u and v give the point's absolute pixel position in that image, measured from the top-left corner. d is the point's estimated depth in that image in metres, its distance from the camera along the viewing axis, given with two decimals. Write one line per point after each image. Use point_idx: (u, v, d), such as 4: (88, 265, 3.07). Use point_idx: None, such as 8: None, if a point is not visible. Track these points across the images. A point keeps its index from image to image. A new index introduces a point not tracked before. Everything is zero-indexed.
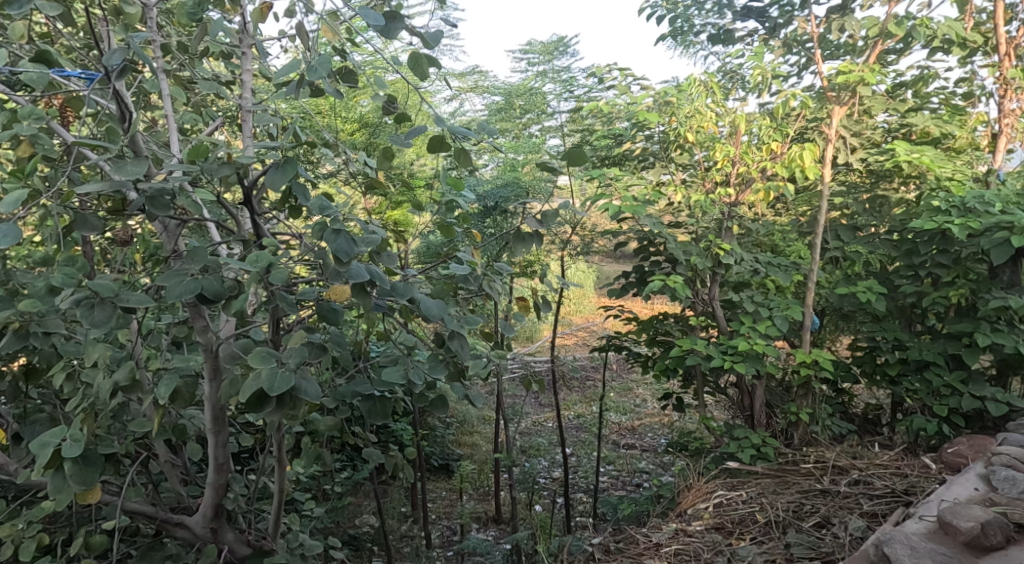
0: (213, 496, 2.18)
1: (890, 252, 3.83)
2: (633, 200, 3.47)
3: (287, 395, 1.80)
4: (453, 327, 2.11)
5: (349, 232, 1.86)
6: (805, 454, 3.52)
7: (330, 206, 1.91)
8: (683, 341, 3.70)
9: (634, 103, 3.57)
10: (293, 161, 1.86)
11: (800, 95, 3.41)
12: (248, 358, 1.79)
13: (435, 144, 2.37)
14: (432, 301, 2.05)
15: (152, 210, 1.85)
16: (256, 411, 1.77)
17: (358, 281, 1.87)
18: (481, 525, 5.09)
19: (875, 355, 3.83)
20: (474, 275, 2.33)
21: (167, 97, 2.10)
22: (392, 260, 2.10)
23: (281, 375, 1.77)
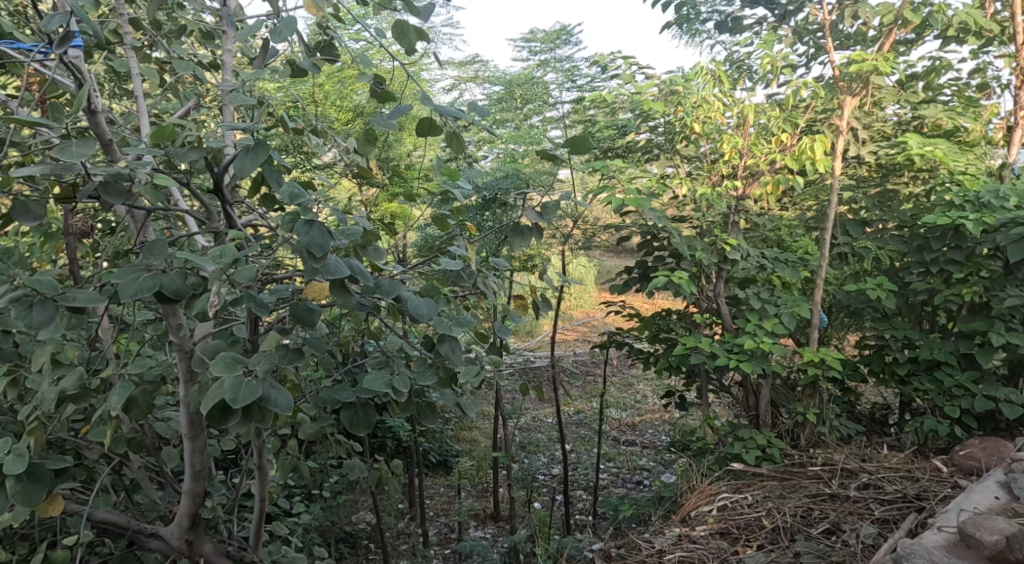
0: (190, 506, 2.06)
1: (900, 248, 3.73)
2: (636, 193, 3.36)
3: (255, 407, 1.71)
4: (443, 329, 2.01)
5: (324, 225, 1.76)
6: (813, 456, 3.42)
7: (302, 193, 1.81)
8: (687, 339, 3.60)
9: (639, 93, 3.45)
10: (263, 145, 1.74)
11: (811, 84, 3.30)
12: (210, 367, 1.69)
13: (424, 128, 2.26)
14: (421, 299, 1.96)
15: (106, 197, 1.74)
16: (220, 424, 1.67)
17: (338, 276, 1.79)
18: (479, 523, 5.00)
19: (884, 354, 3.72)
20: (469, 271, 2.23)
21: (137, 79, 2.01)
22: (377, 255, 2.08)
23: (249, 385, 1.67)
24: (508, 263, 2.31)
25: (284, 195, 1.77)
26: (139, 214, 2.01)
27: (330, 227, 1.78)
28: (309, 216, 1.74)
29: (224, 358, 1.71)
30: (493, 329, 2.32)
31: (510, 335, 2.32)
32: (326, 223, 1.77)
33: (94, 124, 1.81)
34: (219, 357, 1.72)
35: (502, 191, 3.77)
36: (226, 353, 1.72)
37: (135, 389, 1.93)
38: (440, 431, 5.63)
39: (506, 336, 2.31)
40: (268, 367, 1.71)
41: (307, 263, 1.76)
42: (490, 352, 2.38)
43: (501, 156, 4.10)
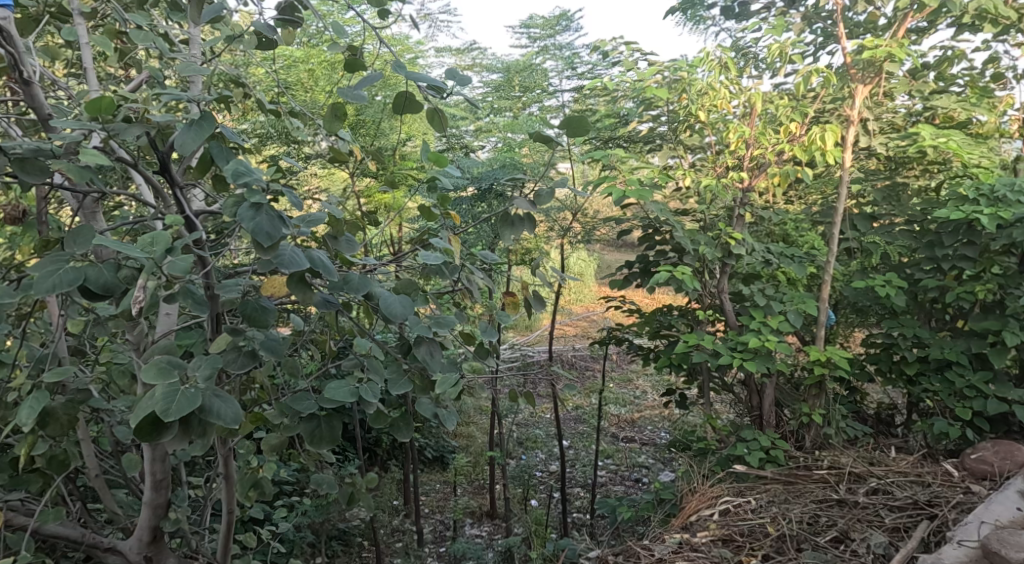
0: (151, 518, 1.96)
1: (910, 244, 3.61)
2: (638, 184, 3.24)
3: (195, 418, 1.62)
4: (418, 332, 1.93)
5: (273, 210, 1.68)
6: (818, 458, 3.30)
7: (246, 172, 1.69)
8: (689, 336, 3.48)
9: (641, 80, 3.31)
10: (208, 118, 1.68)
11: (823, 71, 3.17)
12: (139, 375, 1.61)
13: (402, 105, 2.13)
14: (394, 297, 1.88)
15: (21, 173, 1.69)
16: (152, 440, 1.58)
17: (296, 268, 1.72)
18: (474, 520, 4.88)
19: (892, 353, 3.60)
20: (454, 264, 2.11)
21: (85, 47, 1.95)
22: (350, 247, 2.00)
23: (184, 395, 1.59)
24: (497, 256, 2.18)
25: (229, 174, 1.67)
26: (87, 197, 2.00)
27: (282, 214, 1.70)
28: (255, 199, 1.65)
29: (157, 364, 1.63)
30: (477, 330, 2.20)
31: (496, 336, 2.20)
32: (278, 210, 1.69)
33: (28, 95, 1.77)
34: (151, 364, 1.64)
35: (500, 181, 3.64)
36: (160, 358, 1.65)
37: (54, 402, 1.83)
38: (436, 426, 5.51)
39: (492, 337, 2.19)
40: (207, 374, 1.65)
41: (256, 252, 1.67)
42: (480, 350, 2.26)
43: (498, 146, 4.01)
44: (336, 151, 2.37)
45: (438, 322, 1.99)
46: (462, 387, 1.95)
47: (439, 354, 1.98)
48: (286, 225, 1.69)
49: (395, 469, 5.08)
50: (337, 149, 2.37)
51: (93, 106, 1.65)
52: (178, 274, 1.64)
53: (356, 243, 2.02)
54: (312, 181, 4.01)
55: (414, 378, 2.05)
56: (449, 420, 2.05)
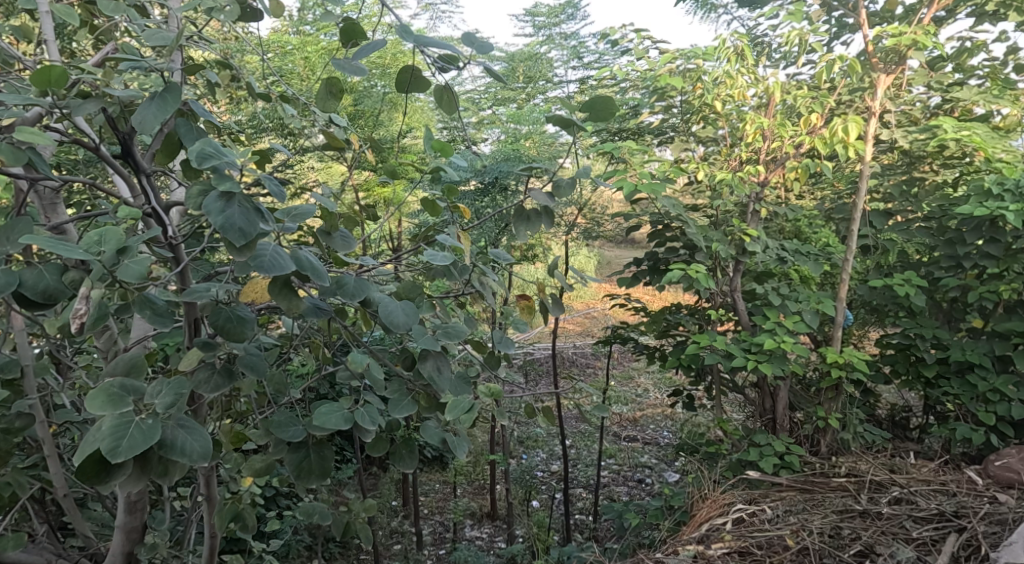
0: (124, 543, 1.88)
1: (929, 241, 3.47)
2: (649, 178, 3.11)
3: (154, 454, 1.52)
4: (423, 344, 1.79)
5: (246, 201, 1.54)
6: (834, 465, 3.17)
7: (217, 156, 1.55)
8: (701, 337, 3.35)
9: (653, 68, 3.17)
10: (173, 91, 1.57)
11: (846, 58, 3.01)
12: (87, 405, 1.50)
13: (407, 81, 1.96)
14: (394, 305, 1.76)
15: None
16: (102, 481, 1.47)
17: (280, 273, 1.59)
18: (474, 522, 4.74)
19: (909, 354, 3.47)
20: (460, 265, 1.97)
21: (45, 16, 1.81)
22: (345, 245, 1.86)
23: (139, 429, 1.48)
24: (511, 255, 2.05)
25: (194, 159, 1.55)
26: (47, 189, 1.88)
27: (258, 206, 1.56)
28: (225, 188, 1.52)
29: (108, 392, 1.52)
30: (493, 340, 2.06)
31: (516, 347, 2.06)
32: (254, 203, 1.56)
33: None
34: (102, 391, 1.53)
35: (503, 173, 3.49)
36: (112, 383, 1.54)
37: None
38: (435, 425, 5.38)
39: (511, 348, 2.05)
40: (168, 403, 1.54)
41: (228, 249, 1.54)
42: (486, 356, 2.12)
43: (501, 138, 3.87)
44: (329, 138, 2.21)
45: (450, 332, 1.85)
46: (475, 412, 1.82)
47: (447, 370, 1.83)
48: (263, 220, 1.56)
49: (393, 470, 4.95)
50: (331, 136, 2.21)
51: (39, 78, 1.53)
52: (130, 280, 1.56)
53: (355, 240, 1.88)
54: (308, 174, 3.88)
55: (420, 400, 1.91)
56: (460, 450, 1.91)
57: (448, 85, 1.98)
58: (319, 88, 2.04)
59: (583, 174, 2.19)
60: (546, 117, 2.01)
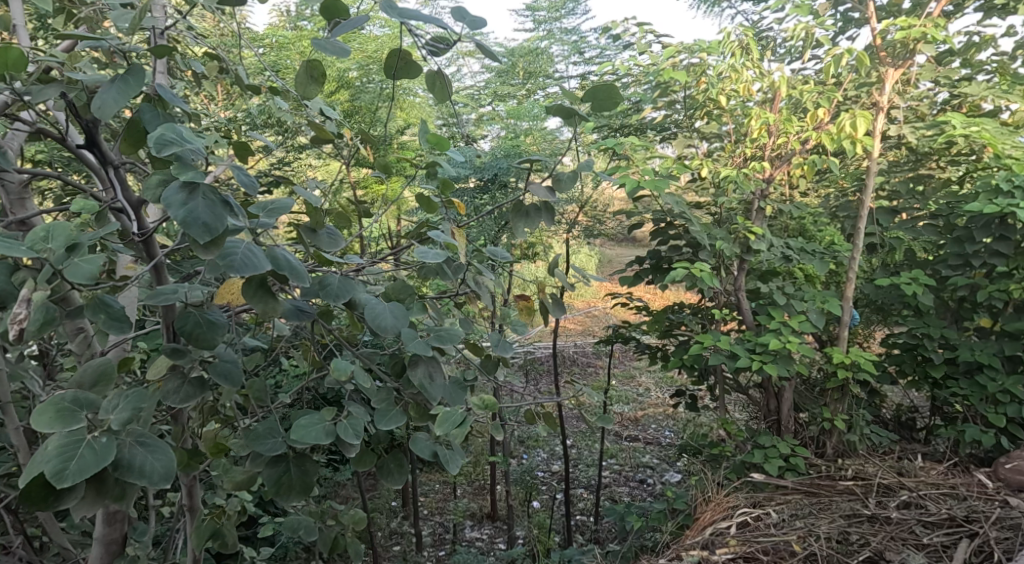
0: (102, 555, 1.84)
1: (936, 239, 3.41)
2: (652, 175, 3.04)
3: (110, 476, 1.48)
4: (413, 348, 1.74)
5: (211, 193, 1.48)
6: (841, 467, 3.10)
7: (178, 145, 1.49)
8: (704, 337, 3.28)
9: (656, 63, 3.11)
10: (135, 74, 1.53)
11: (854, 51, 2.95)
12: (34, 423, 1.45)
13: (396, 65, 1.91)
14: (382, 305, 1.70)
15: None
16: (52, 506, 1.43)
17: (256, 272, 1.53)
18: (473, 523, 4.68)
19: (916, 354, 3.40)
20: (455, 263, 1.91)
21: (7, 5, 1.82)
22: (330, 245, 1.80)
23: (90, 449, 1.44)
24: (510, 253, 2.00)
25: (154, 145, 1.49)
26: (12, 182, 1.84)
27: (225, 199, 1.50)
28: (188, 178, 1.46)
29: (58, 407, 1.48)
30: (491, 345, 1.99)
31: (513, 351, 1.99)
32: (221, 196, 1.49)
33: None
34: (53, 405, 1.48)
35: (504, 170, 3.42)
36: (63, 398, 1.50)
37: None
38: None
39: (508, 353, 1.98)
40: (124, 420, 1.49)
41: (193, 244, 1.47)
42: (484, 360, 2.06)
43: (501, 135, 3.78)
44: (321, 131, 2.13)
45: (445, 337, 1.82)
46: (468, 424, 1.79)
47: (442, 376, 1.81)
48: (231, 213, 1.49)
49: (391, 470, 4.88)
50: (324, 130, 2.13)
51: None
52: (80, 281, 1.58)
53: (343, 240, 1.84)
54: (305, 172, 3.82)
55: (410, 411, 1.86)
56: (454, 464, 1.85)
57: (438, 69, 1.95)
58: (298, 72, 1.96)
59: (584, 169, 2.13)
60: (546, 108, 1.95)
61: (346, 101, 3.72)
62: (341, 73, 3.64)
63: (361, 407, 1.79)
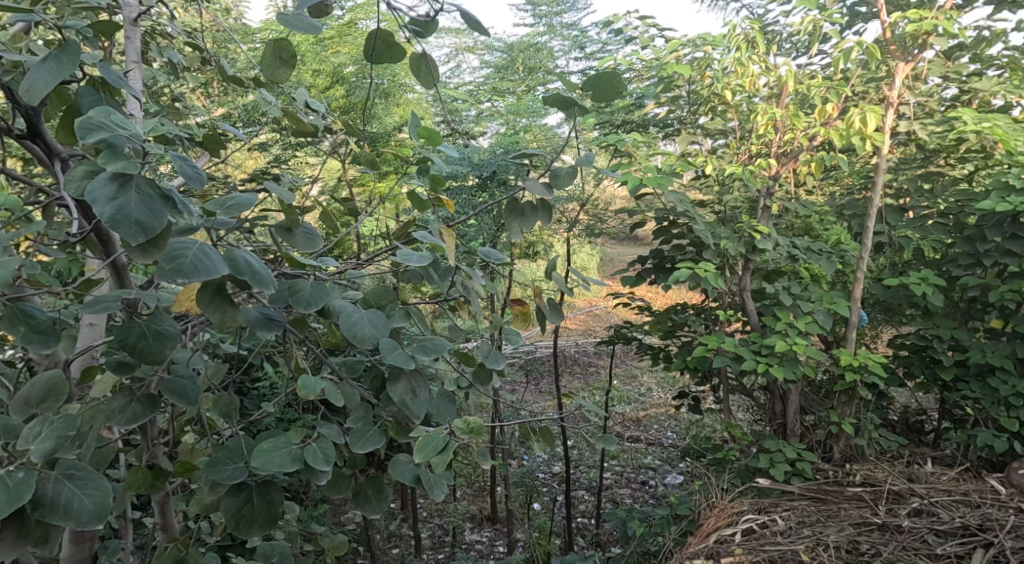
0: None
1: (946, 238, 3.32)
2: (656, 172, 2.96)
3: (32, 518, 1.49)
4: (392, 360, 1.64)
5: (144, 186, 1.41)
6: (849, 472, 3.02)
7: (111, 134, 1.43)
8: (708, 339, 3.20)
9: (659, 57, 3.03)
10: (70, 50, 1.51)
11: (863, 44, 2.86)
12: None
13: (377, 50, 1.81)
14: (355, 313, 1.62)
15: None
16: None
17: (210, 276, 1.45)
18: (473, 526, 4.61)
19: (926, 356, 3.32)
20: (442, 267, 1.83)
21: None
22: (307, 242, 1.76)
23: (7, 487, 1.42)
24: (504, 254, 1.91)
25: (80, 131, 1.43)
26: None
27: (161, 192, 1.43)
28: (118, 169, 1.39)
29: None
30: (481, 356, 1.90)
31: (504, 364, 1.91)
32: (159, 190, 1.43)
33: None
34: None
35: (503, 167, 3.33)
36: None
37: None
38: None
39: (498, 365, 1.89)
40: (46, 452, 1.46)
41: (130, 249, 1.44)
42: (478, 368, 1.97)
43: (501, 131, 3.70)
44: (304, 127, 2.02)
45: (429, 348, 1.73)
46: (448, 451, 1.71)
47: (426, 392, 1.73)
48: (170, 208, 1.43)
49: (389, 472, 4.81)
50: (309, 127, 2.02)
51: None
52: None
53: (321, 241, 1.79)
54: (300, 169, 3.74)
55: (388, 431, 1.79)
56: (436, 490, 1.77)
57: (422, 51, 1.86)
58: (267, 49, 1.77)
59: (583, 164, 2.05)
60: (543, 99, 1.85)
61: (342, 97, 3.65)
62: (337, 68, 3.61)
63: (335, 428, 1.72)
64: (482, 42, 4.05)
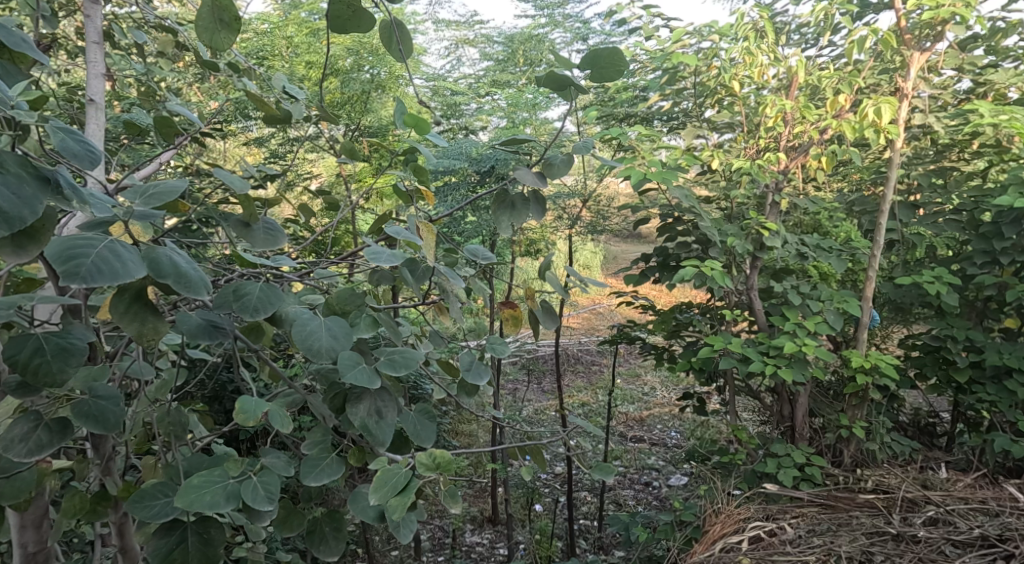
0: None
1: (960, 235, 3.21)
2: (661, 167, 2.86)
3: None
4: (351, 377, 1.53)
5: (13, 168, 1.32)
6: (860, 478, 2.91)
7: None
8: (714, 340, 3.10)
9: (664, 48, 2.91)
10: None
11: (878, 32, 2.74)
12: None
13: (343, 22, 1.71)
14: (310, 320, 1.54)
15: None
16: None
17: (125, 275, 1.35)
18: (473, 528, 4.50)
19: (939, 358, 3.21)
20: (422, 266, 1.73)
21: None
22: (269, 243, 1.69)
23: None
24: (492, 253, 1.85)
25: None
26: None
27: (35, 173, 1.35)
28: None
29: None
30: (463, 371, 1.82)
31: (487, 379, 1.83)
32: (32, 172, 1.34)
33: None
34: None
35: (502, 161, 3.22)
36: None
37: None
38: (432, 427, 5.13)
39: (481, 382, 1.81)
40: None
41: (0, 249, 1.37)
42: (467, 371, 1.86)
43: (501, 126, 3.60)
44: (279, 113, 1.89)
45: (398, 363, 1.61)
46: (410, 491, 1.60)
47: (393, 415, 1.62)
48: (42, 191, 1.34)
49: None
50: (283, 111, 1.88)
51: None
52: None
53: (285, 237, 1.71)
54: (295, 163, 3.64)
55: (348, 457, 1.71)
56: (403, 529, 1.69)
57: (391, 20, 1.79)
58: (204, 10, 1.56)
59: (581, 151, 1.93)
60: (537, 79, 1.73)
61: (336, 90, 3.58)
62: (333, 60, 3.49)
63: (281, 459, 1.62)
64: (482, 35, 3.95)
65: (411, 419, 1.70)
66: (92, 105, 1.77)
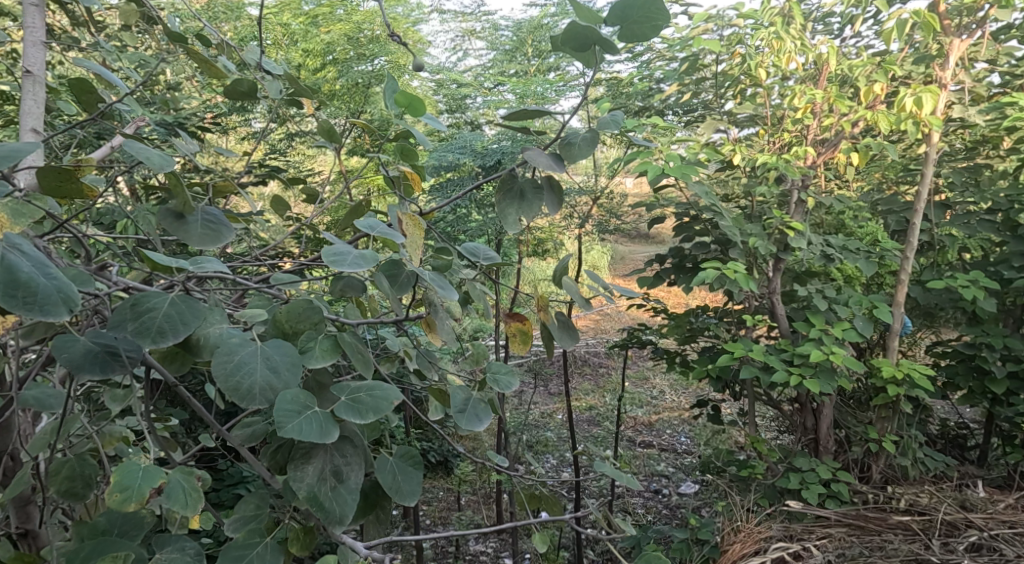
0: None
1: (995, 236, 3.01)
2: (680, 160, 2.66)
3: None
4: (293, 427, 1.33)
5: None
6: (891, 496, 2.70)
7: None
8: (736, 347, 2.89)
9: (684, 36, 2.73)
10: None
11: (919, 15, 2.53)
12: None
13: None
14: (230, 356, 1.34)
15: None
16: None
17: None
18: (478, 538, 4.28)
19: (973, 368, 3.00)
20: (407, 273, 1.57)
21: None
22: (203, 243, 1.48)
23: None
24: (495, 251, 1.70)
25: None
26: None
27: None
28: None
29: None
30: (457, 414, 1.64)
31: (486, 422, 1.65)
32: None
33: None
34: None
35: (508, 154, 3.03)
36: None
37: None
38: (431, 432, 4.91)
39: (478, 425, 1.63)
40: None
41: None
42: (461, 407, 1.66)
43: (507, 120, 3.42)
44: (242, 85, 1.70)
45: (364, 407, 1.41)
46: None
47: (356, 478, 1.40)
48: None
49: None
50: (246, 82, 1.70)
51: None
52: None
53: (229, 230, 1.52)
54: (289, 155, 3.44)
55: (290, 543, 1.47)
56: None
57: None
58: None
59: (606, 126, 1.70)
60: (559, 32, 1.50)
61: (332, 81, 3.45)
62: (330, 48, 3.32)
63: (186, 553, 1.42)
64: (486, 25, 3.78)
65: (390, 468, 1.51)
66: (29, 78, 1.61)
